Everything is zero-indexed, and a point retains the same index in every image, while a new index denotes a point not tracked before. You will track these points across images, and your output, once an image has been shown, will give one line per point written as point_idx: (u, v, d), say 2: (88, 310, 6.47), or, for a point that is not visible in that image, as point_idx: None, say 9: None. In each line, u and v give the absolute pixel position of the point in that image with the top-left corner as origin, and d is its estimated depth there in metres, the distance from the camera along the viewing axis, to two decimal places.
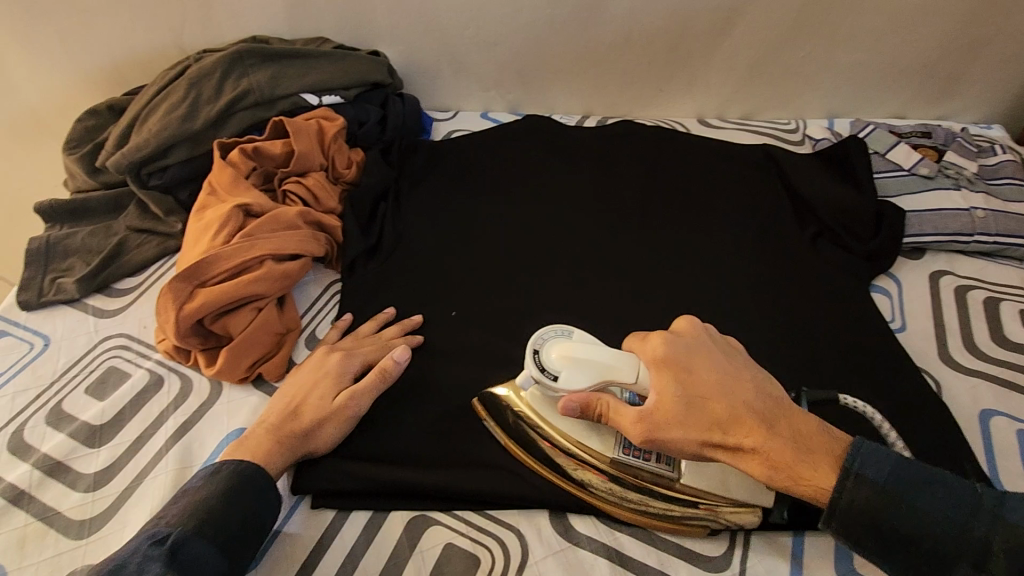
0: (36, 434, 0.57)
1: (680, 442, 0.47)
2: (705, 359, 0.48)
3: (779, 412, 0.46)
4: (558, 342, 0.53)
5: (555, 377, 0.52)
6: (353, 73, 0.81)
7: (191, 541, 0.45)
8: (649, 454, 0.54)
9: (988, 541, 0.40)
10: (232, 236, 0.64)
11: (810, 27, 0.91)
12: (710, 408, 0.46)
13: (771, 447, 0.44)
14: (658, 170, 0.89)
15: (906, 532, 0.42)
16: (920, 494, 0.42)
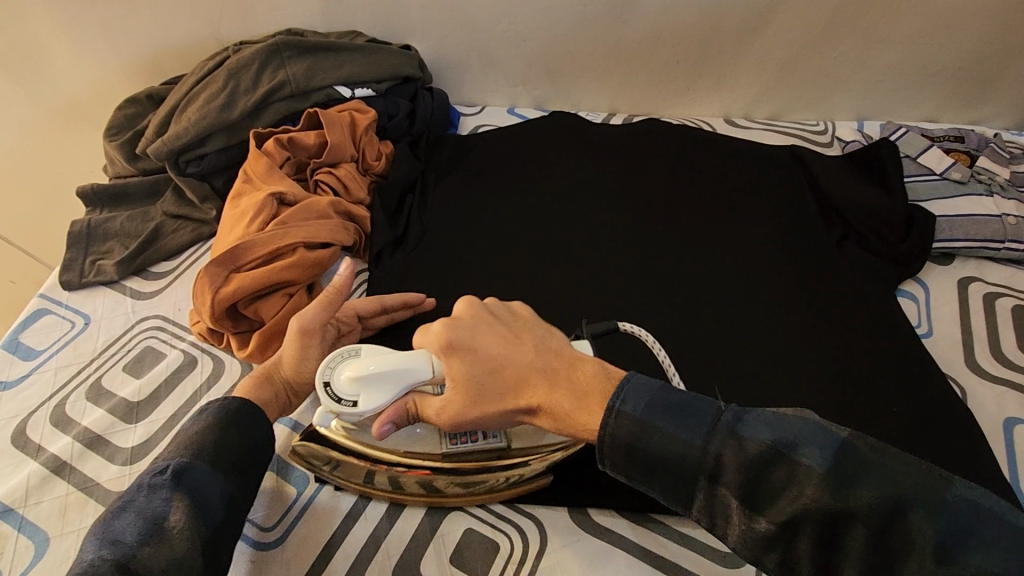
0: (77, 409, 0.59)
1: (486, 417, 0.47)
2: (485, 330, 0.49)
3: (557, 366, 0.47)
4: (346, 364, 0.50)
5: (353, 403, 0.49)
6: (385, 67, 0.83)
7: (193, 468, 0.45)
8: (475, 434, 0.53)
9: (719, 456, 0.38)
10: (266, 224, 0.66)
11: (844, 27, 0.90)
12: (501, 376, 0.47)
13: (552, 404, 0.45)
14: (683, 168, 0.89)
15: (662, 458, 0.40)
16: (672, 422, 0.40)
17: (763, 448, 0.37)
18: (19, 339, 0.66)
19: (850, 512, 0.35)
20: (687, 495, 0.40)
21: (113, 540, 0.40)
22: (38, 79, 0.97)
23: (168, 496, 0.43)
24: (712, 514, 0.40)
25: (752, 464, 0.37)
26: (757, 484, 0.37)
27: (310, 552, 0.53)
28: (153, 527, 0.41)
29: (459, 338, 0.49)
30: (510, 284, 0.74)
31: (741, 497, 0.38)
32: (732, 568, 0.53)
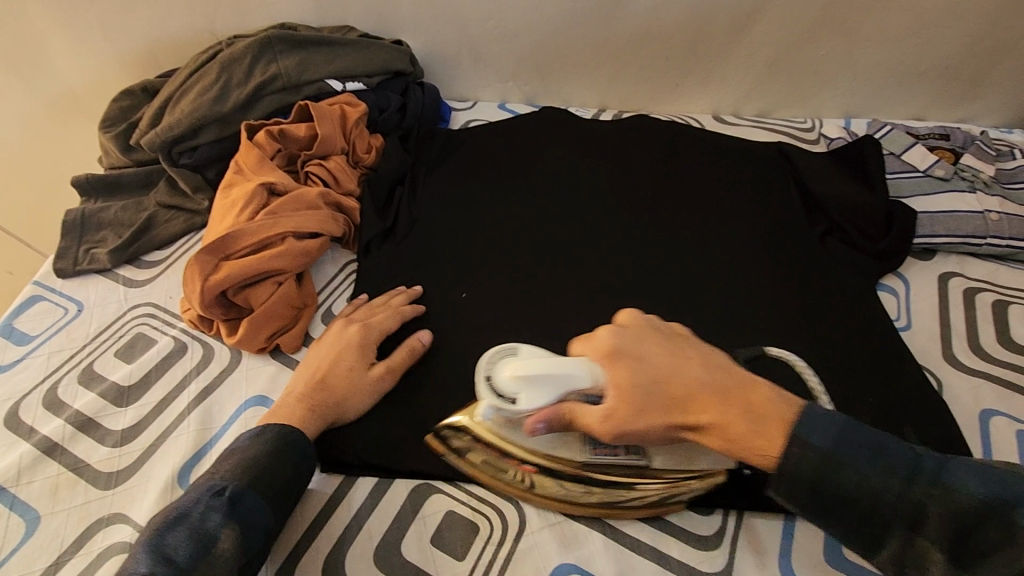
0: (69, 392, 0.61)
1: (646, 431, 0.48)
2: (649, 346, 0.49)
3: (733, 386, 0.46)
4: (506, 363, 0.53)
5: (513, 400, 0.51)
6: (376, 61, 0.84)
7: (245, 495, 0.49)
8: (617, 449, 0.53)
9: (922, 502, 0.40)
10: (256, 213, 0.67)
11: (831, 26, 0.91)
12: (668, 390, 0.47)
13: (725, 422, 0.45)
14: (670, 164, 0.90)
15: (848, 497, 0.41)
16: (856, 461, 0.42)
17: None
18: (14, 325, 0.67)
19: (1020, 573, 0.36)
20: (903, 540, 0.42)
21: (166, 554, 0.44)
22: (35, 72, 0.98)
23: (222, 520, 0.47)
24: (903, 560, 0.41)
25: (982, 517, 0.39)
26: (965, 539, 0.39)
27: (295, 532, 0.54)
28: (203, 549, 0.45)
29: (646, 351, 0.49)
30: (496, 275, 0.75)
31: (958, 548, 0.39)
32: (704, 550, 0.54)
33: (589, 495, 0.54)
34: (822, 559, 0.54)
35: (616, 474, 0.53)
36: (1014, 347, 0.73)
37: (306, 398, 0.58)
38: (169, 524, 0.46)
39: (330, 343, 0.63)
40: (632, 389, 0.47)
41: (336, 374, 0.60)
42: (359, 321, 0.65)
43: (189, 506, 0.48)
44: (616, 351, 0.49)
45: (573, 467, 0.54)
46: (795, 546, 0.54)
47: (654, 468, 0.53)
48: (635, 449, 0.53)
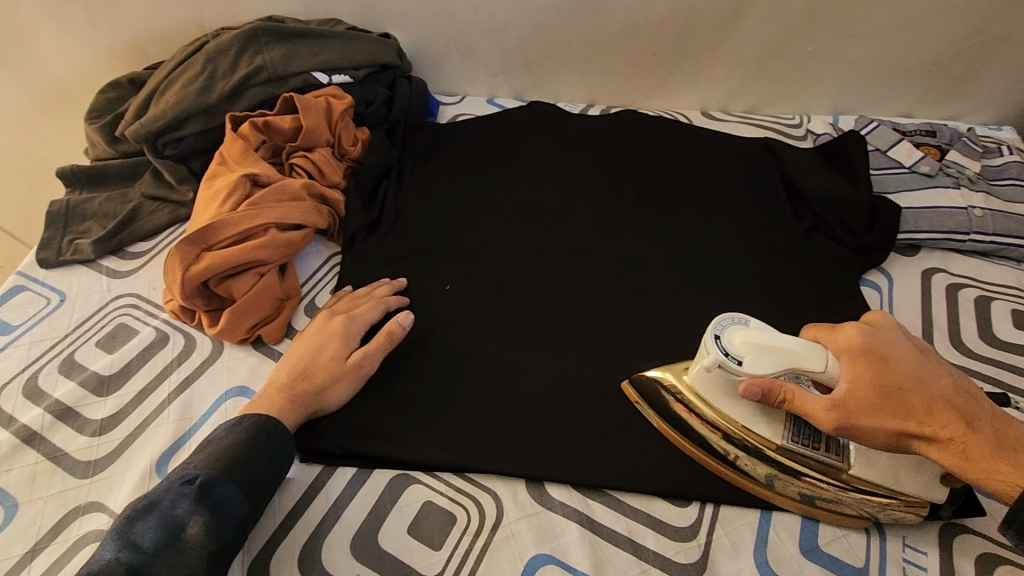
0: (49, 381, 0.61)
1: (878, 431, 0.48)
2: (899, 350, 0.50)
3: (975, 407, 0.48)
4: (737, 329, 0.53)
5: (739, 361, 0.52)
6: (363, 54, 0.84)
7: (217, 483, 0.50)
8: (819, 444, 0.54)
9: None
10: (239, 204, 0.67)
11: (819, 22, 0.91)
12: (902, 396, 0.48)
13: (968, 440, 0.46)
14: (657, 159, 0.91)
15: None
16: None
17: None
18: None
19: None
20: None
21: (134, 542, 0.46)
22: (23, 63, 0.98)
23: (192, 508, 0.48)
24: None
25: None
26: None
27: (273, 521, 0.55)
28: (170, 537, 0.46)
29: (898, 359, 0.49)
30: (480, 269, 0.75)
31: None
32: (680, 542, 0.54)
33: (757, 474, 0.55)
34: (797, 551, 0.54)
35: (804, 465, 0.54)
36: (996, 342, 0.74)
37: (288, 386, 0.59)
38: (139, 511, 0.47)
39: (311, 333, 0.63)
40: (871, 387, 0.48)
41: (319, 362, 0.60)
42: (344, 311, 0.66)
43: (161, 494, 0.49)
44: (853, 349, 0.50)
45: (769, 451, 0.55)
46: (770, 537, 0.55)
47: (852, 473, 0.54)
48: (837, 450, 0.54)
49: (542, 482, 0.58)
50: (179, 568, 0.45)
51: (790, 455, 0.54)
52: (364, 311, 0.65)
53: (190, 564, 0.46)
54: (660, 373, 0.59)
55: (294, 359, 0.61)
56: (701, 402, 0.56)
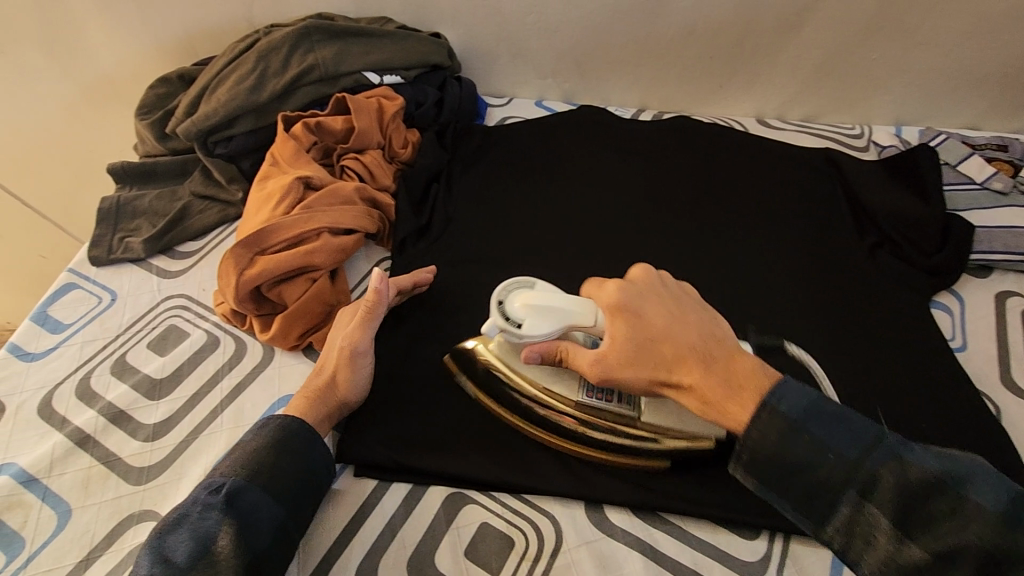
0: (101, 383, 0.60)
1: (632, 383, 0.50)
2: (656, 304, 0.51)
3: (716, 352, 0.48)
4: (520, 292, 0.54)
5: (519, 325, 0.52)
6: (413, 53, 0.82)
7: (245, 491, 0.48)
8: (611, 395, 0.55)
9: (878, 475, 0.41)
10: (292, 207, 0.66)
11: (886, 29, 0.87)
12: (654, 348, 0.49)
13: (704, 386, 0.47)
14: (713, 169, 0.87)
15: (799, 461, 0.43)
16: (828, 431, 0.43)
17: (944, 489, 0.39)
18: (48, 312, 0.66)
19: (1002, 554, 0.36)
20: (834, 509, 0.42)
21: (166, 556, 0.44)
22: (74, 58, 0.98)
23: (220, 520, 0.46)
24: (853, 532, 0.42)
25: (916, 489, 0.39)
26: (912, 514, 0.40)
27: (328, 537, 0.53)
28: (202, 550, 0.44)
29: (654, 316, 0.50)
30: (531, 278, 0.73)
31: (891, 517, 0.40)
32: None
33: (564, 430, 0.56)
34: None
35: (603, 418, 0.55)
36: None
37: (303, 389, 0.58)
38: (169, 525, 0.46)
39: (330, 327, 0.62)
40: (624, 344, 0.49)
41: (327, 357, 0.59)
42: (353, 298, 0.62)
43: (190, 505, 0.47)
44: (619, 307, 0.50)
45: (571, 409, 0.55)
46: None
47: (643, 420, 0.54)
48: (628, 399, 0.55)
49: (603, 506, 0.55)
50: None
51: (586, 410, 0.55)
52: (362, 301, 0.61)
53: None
54: (474, 345, 0.59)
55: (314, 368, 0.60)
56: (504, 368, 0.57)
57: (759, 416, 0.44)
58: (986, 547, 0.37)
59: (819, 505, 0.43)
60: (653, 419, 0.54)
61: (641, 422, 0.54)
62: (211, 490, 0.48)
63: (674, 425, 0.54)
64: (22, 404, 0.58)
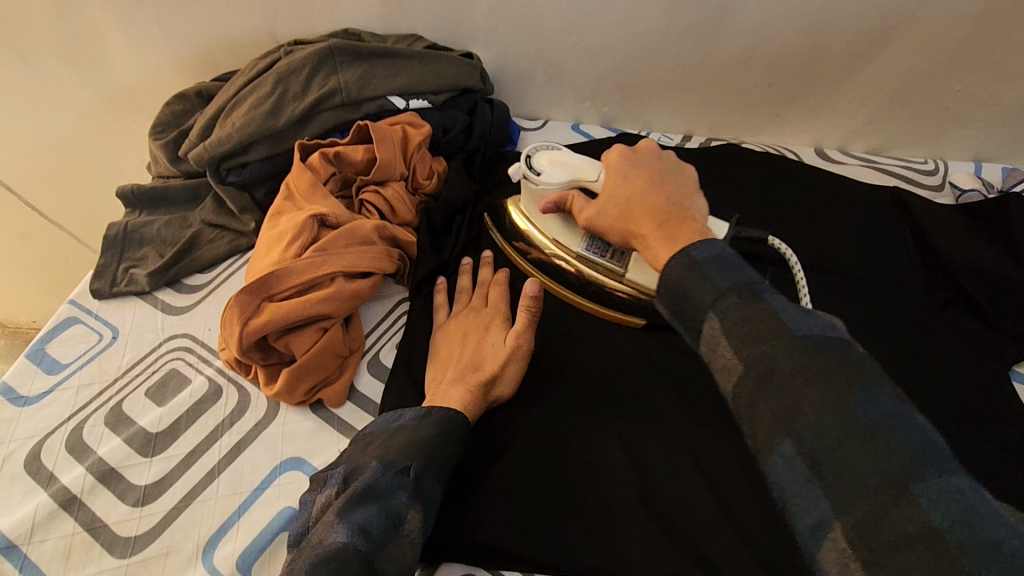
0: (93, 436, 0.56)
1: (604, 229, 0.55)
2: (649, 172, 0.55)
3: (674, 210, 0.50)
4: (547, 151, 0.65)
5: (538, 173, 0.64)
6: (444, 76, 0.76)
7: (425, 478, 0.47)
8: (606, 252, 0.63)
9: (736, 298, 0.39)
10: (305, 248, 0.60)
11: (975, 59, 0.77)
12: (634, 199, 0.53)
13: (648, 233, 0.49)
14: (764, 207, 0.79)
15: (682, 286, 0.42)
16: (717, 266, 0.41)
17: (775, 311, 0.38)
18: (45, 349, 0.62)
19: (814, 382, 0.34)
20: (698, 323, 0.40)
21: (360, 529, 0.42)
22: (94, 68, 0.95)
23: (408, 502, 0.45)
24: (704, 349, 0.40)
25: (765, 317, 0.37)
26: (756, 327, 0.37)
27: None
28: (391, 530, 0.43)
29: (632, 173, 0.55)
30: (556, 324, 0.66)
31: (738, 330, 0.38)
32: None
33: (567, 282, 0.66)
34: None
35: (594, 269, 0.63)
36: None
37: (460, 382, 0.56)
38: (355, 500, 0.44)
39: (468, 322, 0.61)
40: (608, 195, 0.55)
41: (485, 354, 0.58)
42: (491, 304, 0.63)
43: (377, 481, 0.45)
44: (613, 164, 0.57)
45: (571, 257, 0.64)
46: None
47: (627, 276, 0.62)
48: (619, 258, 0.63)
49: None
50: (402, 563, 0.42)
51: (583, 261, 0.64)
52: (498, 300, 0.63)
53: (410, 555, 0.43)
54: (510, 207, 0.70)
55: (453, 359, 0.58)
56: (527, 222, 0.67)
57: (679, 258, 0.43)
58: (790, 360, 0.35)
59: (685, 322, 0.42)
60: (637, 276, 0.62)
61: (626, 277, 0.62)
62: (395, 470, 0.46)
63: (640, 281, 0.62)
64: (9, 456, 0.55)
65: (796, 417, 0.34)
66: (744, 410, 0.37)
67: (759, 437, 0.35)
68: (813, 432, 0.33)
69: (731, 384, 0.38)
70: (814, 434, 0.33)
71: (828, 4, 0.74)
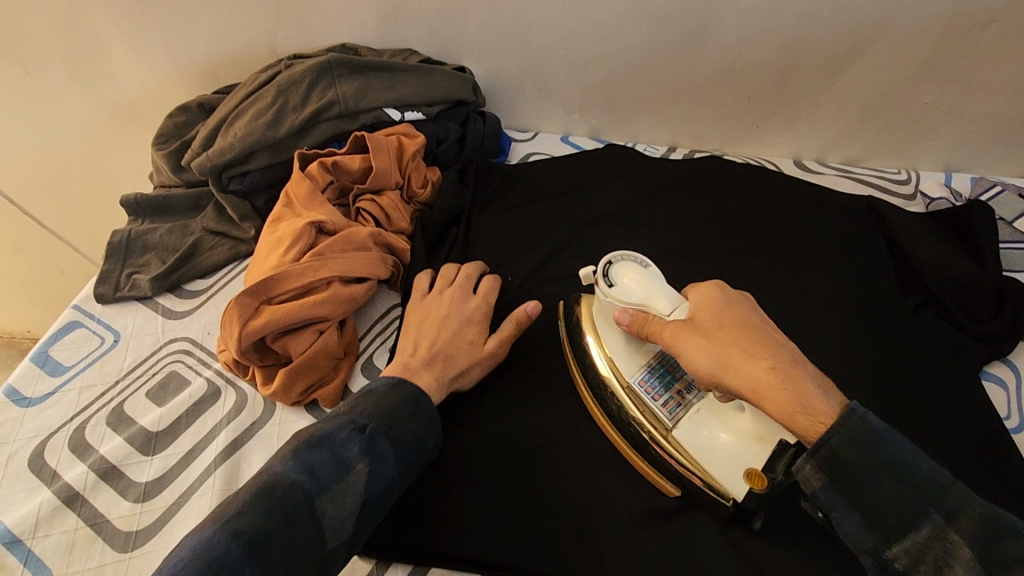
0: (96, 435, 0.57)
1: (695, 361, 0.49)
2: (747, 316, 0.51)
3: (793, 371, 0.45)
4: (629, 263, 0.58)
5: (611, 284, 0.58)
6: (437, 89, 0.79)
7: (379, 438, 0.50)
8: (660, 396, 0.55)
9: (956, 507, 0.39)
10: (303, 253, 0.63)
11: (942, 74, 0.80)
12: (740, 339, 0.48)
13: (767, 385, 0.45)
14: (745, 215, 0.82)
15: (876, 480, 0.41)
16: (904, 453, 0.41)
17: (997, 519, 0.38)
18: (48, 353, 0.64)
19: None
20: (908, 530, 0.40)
21: (305, 472, 0.46)
22: (96, 80, 0.97)
23: (357, 453, 0.48)
24: (915, 554, 0.40)
25: (995, 527, 0.38)
26: (985, 541, 0.38)
27: None
28: (337, 477, 0.47)
29: (730, 311, 0.51)
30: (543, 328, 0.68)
31: (974, 545, 0.38)
32: None
33: (608, 405, 0.58)
34: None
35: (640, 410, 0.55)
36: None
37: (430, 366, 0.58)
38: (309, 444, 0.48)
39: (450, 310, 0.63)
40: (706, 328, 0.50)
41: (459, 348, 0.61)
42: (475, 297, 0.65)
43: (334, 429, 0.50)
44: (705, 296, 0.53)
45: (620, 385, 0.57)
46: None
47: (673, 434, 0.53)
48: (671, 410, 0.54)
49: None
50: (340, 508, 0.46)
51: (631, 395, 0.56)
52: (483, 293, 0.66)
53: (354, 510, 0.47)
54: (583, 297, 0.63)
55: (428, 341, 0.60)
56: (592, 325, 0.60)
57: (849, 424, 0.41)
58: None
59: (888, 524, 0.41)
60: (685, 441, 0.52)
61: (671, 435, 0.53)
62: (353, 425, 0.50)
63: (689, 446, 0.52)
64: (13, 456, 0.56)
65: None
66: None
67: None
68: None
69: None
70: None
71: (802, 21, 0.78)
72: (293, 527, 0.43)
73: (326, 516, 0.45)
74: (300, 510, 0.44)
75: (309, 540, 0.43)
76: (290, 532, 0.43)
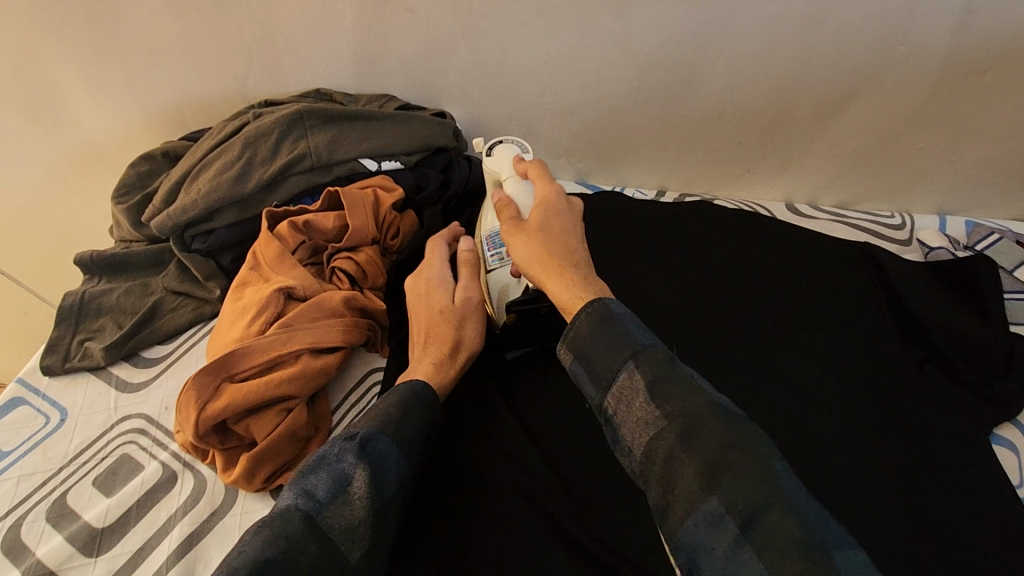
0: (34, 533, 0.52)
1: (514, 249, 0.54)
2: (567, 224, 0.54)
3: (584, 274, 0.50)
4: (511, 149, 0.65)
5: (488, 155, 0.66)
6: (417, 137, 0.75)
7: (378, 440, 0.46)
8: (491, 250, 0.65)
9: (645, 357, 0.41)
10: (270, 323, 0.58)
11: (937, 119, 0.78)
12: (548, 236, 0.52)
13: (548, 279, 0.50)
14: (738, 264, 0.79)
15: (592, 346, 0.44)
16: (622, 330, 0.43)
17: (687, 376, 0.41)
18: None
19: (711, 427, 0.37)
20: (612, 376, 0.42)
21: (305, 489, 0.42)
22: (56, 125, 0.93)
23: (356, 461, 0.44)
24: (617, 405, 0.41)
25: (672, 376, 0.40)
26: (663, 382, 0.40)
27: None
28: (338, 488, 0.43)
29: (558, 220, 0.54)
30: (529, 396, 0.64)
31: (650, 384, 0.40)
32: None
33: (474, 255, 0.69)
34: None
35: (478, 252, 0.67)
36: None
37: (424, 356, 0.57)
38: (307, 468, 0.44)
39: (415, 300, 0.60)
40: (529, 225, 0.54)
41: (436, 322, 0.58)
42: (431, 266, 0.62)
43: (326, 448, 0.46)
44: (547, 202, 0.55)
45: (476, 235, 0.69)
46: None
47: (484, 274, 0.65)
48: (495, 259, 0.64)
49: None
50: (348, 521, 0.41)
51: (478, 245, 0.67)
52: (435, 255, 0.63)
53: (359, 519, 0.41)
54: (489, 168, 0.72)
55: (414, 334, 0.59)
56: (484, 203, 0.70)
57: (590, 306, 0.45)
58: (701, 413, 0.38)
59: (599, 378, 0.43)
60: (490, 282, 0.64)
61: (484, 277, 0.65)
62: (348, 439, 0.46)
63: (491, 285, 0.64)
64: None
65: (713, 469, 0.36)
66: (659, 466, 0.38)
67: (671, 487, 0.37)
68: (727, 489, 0.35)
69: (646, 436, 0.39)
70: (710, 464, 0.36)
71: (791, 67, 0.76)
72: (291, 549, 0.38)
73: (333, 531, 0.40)
74: (302, 537, 0.39)
75: (312, 561, 0.38)
76: (292, 548, 0.38)
